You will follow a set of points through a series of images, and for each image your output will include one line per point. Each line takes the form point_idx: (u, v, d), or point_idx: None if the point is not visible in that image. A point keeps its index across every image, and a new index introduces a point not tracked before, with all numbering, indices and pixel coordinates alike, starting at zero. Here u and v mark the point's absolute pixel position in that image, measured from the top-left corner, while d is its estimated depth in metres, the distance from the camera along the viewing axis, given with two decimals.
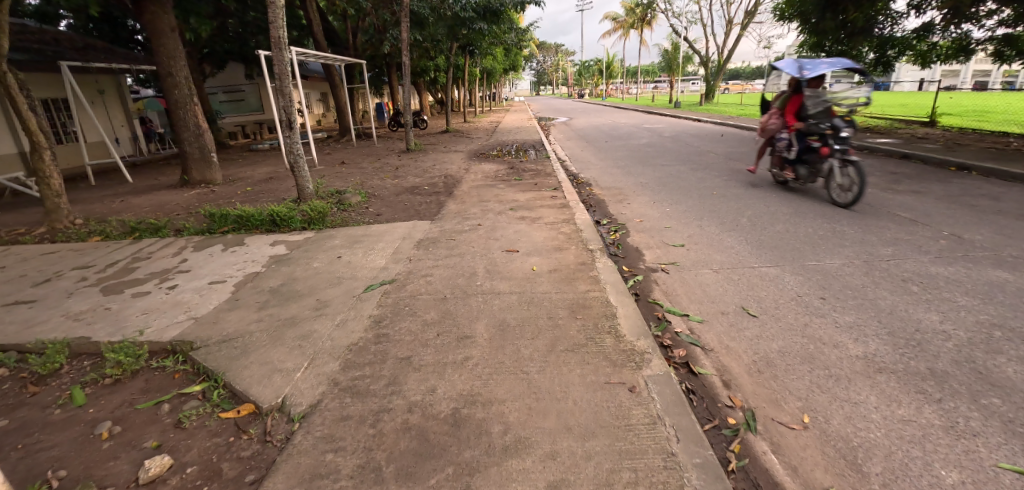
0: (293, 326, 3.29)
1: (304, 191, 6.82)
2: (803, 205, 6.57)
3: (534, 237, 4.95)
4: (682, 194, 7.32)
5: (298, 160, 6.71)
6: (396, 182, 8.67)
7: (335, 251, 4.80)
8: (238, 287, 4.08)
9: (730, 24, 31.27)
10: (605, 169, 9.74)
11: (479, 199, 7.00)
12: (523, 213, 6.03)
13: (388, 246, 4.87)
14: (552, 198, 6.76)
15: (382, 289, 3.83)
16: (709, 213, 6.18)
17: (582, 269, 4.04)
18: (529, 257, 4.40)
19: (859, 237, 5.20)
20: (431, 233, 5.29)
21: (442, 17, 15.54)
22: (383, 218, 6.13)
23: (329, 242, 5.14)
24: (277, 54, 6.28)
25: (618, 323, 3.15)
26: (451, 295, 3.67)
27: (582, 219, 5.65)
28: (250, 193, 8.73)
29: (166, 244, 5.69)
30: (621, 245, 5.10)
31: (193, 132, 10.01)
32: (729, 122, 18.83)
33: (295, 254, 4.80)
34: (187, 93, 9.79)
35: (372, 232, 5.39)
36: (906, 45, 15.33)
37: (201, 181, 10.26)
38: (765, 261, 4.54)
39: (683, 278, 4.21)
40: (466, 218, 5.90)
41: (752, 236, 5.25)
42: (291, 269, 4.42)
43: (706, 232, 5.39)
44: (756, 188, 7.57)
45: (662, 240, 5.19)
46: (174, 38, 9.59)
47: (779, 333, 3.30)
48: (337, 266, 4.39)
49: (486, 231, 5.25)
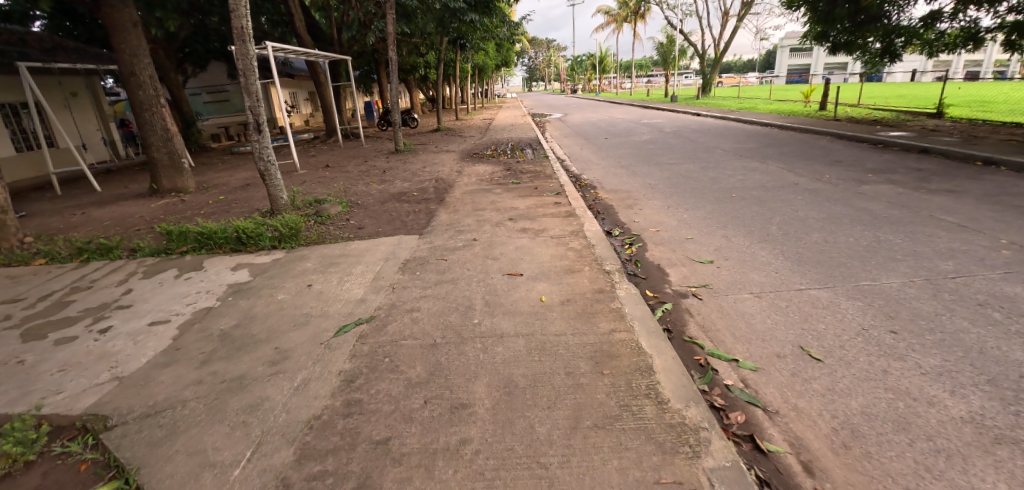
0: (239, 393, 2.58)
1: (278, 201, 6.08)
2: (835, 208, 5.91)
3: (539, 255, 4.25)
4: (698, 196, 6.65)
5: (270, 168, 5.95)
6: (382, 188, 7.95)
7: (306, 277, 4.09)
8: (183, 331, 3.37)
9: (726, 17, 30.56)
10: (609, 170, 9.06)
11: (474, 206, 6.28)
12: (524, 223, 5.32)
13: (368, 269, 4.16)
14: (555, 205, 6.04)
15: (358, 332, 3.12)
16: (732, 220, 5.50)
17: (600, 299, 3.34)
18: (534, 282, 3.69)
19: (910, 247, 4.53)
20: (419, 251, 4.56)
21: (430, 9, 14.70)
22: (364, 232, 5.40)
23: (300, 265, 4.41)
24: (240, 48, 5.52)
25: (657, 381, 2.45)
26: (442, 340, 2.96)
27: (592, 230, 4.94)
28: (222, 203, 7.99)
29: (114, 270, 4.95)
30: (640, 262, 4.40)
31: (161, 137, 9.21)
32: (730, 116, 18.22)
33: (258, 282, 4.09)
34: (153, 93, 8.98)
35: (351, 251, 4.65)
36: (913, 33, 14.67)
37: (172, 189, 9.45)
38: (814, 281, 3.87)
39: (721, 306, 3.52)
40: (459, 231, 5.19)
41: (789, 248, 4.58)
42: (251, 302, 3.71)
43: (734, 244, 4.72)
44: (777, 189, 6.89)
45: (686, 256, 4.50)
46: (137, 35, 8.79)
47: (857, 387, 2.61)
48: (307, 297, 3.69)
49: (482, 248, 4.53)
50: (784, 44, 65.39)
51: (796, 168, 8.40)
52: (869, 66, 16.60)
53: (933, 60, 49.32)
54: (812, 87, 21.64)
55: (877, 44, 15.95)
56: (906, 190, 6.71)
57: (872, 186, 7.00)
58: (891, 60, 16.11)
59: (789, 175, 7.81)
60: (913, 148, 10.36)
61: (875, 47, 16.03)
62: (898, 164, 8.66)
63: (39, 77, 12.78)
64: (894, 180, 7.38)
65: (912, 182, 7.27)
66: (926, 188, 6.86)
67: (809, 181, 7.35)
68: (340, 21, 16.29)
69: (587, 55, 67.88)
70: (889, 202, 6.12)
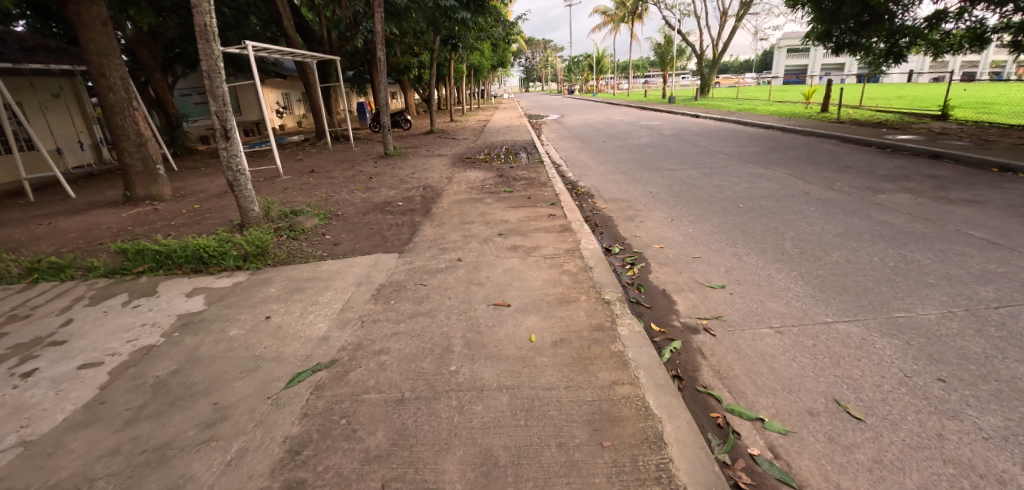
0: (160, 471, 2.11)
1: (249, 214, 5.60)
2: (852, 220, 5.47)
3: (529, 279, 3.77)
4: (703, 207, 6.19)
5: (240, 178, 5.47)
6: (367, 196, 7.48)
7: (265, 307, 3.60)
8: (114, 378, 2.89)
9: (724, 17, 30.13)
10: (606, 176, 8.61)
11: (462, 218, 5.82)
12: (515, 239, 4.86)
13: (337, 297, 3.68)
14: (550, 218, 5.58)
15: (314, 381, 2.65)
16: (743, 235, 5.06)
17: (599, 340, 2.87)
18: (522, 315, 3.22)
19: (942, 270, 4.10)
20: (396, 274, 4.08)
21: (422, 8, 14.23)
22: (340, 248, 4.92)
23: (261, 291, 3.92)
24: (203, 48, 5.04)
25: (668, 458, 2.00)
26: (411, 395, 2.48)
27: (590, 248, 4.48)
28: (196, 213, 7.49)
29: (61, 293, 4.46)
30: (643, 287, 3.94)
31: (134, 142, 8.69)
32: (730, 118, 17.79)
33: (209, 313, 3.60)
34: (125, 96, 8.47)
35: (321, 273, 4.17)
36: (917, 33, 14.35)
37: (146, 197, 8.93)
38: (839, 314, 3.43)
39: (738, 345, 3.07)
40: (443, 248, 4.72)
41: (808, 271, 4.13)
42: (198, 340, 3.23)
43: (747, 264, 4.28)
44: (787, 199, 6.44)
45: (695, 279, 4.04)
46: (107, 34, 8.30)
47: (909, 459, 2.17)
48: (262, 333, 3.22)
49: (466, 271, 4.05)
50: (783, 45, 65.25)
51: (804, 175, 7.97)
52: (872, 68, 16.22)
53: (930, 61, 49.14)
54: (813, 88, 21.27)
55: (881, 45, 15.59)
56: (925, 201, 6.29)
57: (889, 195, 6.57)
58: (894, 61, 15.71)
59: (797, 183, 7.38)
60: (922, 153, 9.98)
61: (878, 47, 15.66)
62: (910, 171, 8.25)
63: (12, 78, 12.20)
64: (911, 189, 6.96)
65: (928, 191, 6.84)
66: (945, 198, 6.44)
67: (820, 190, 6.92)
68: (329, 19, 15.79)
69: (586, 57, 67.14)
70: (909, 215, 5.69)
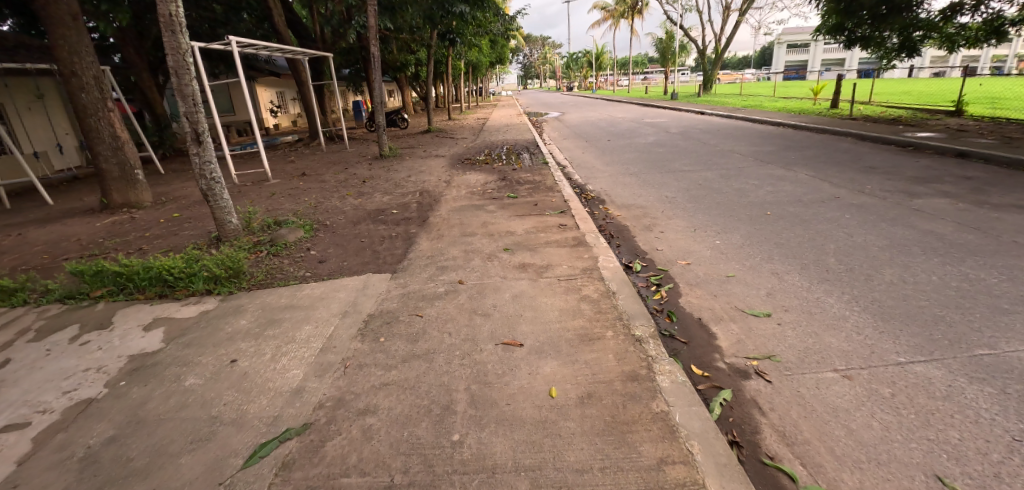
0: None
1: (225, 226, 5.05)
2: (894, 230, 4.93)
3: (544, 309, 3.22)
4: (726, 215, 5.65)
5: (214, 186, 4.91)
6: (359, 202, 6.93)
7: (231, 348, 3.05)
8: (36, 449, 2.33)
9: (727, 12, 29.50)
10: (616, 179, 8.05)
11: (462, 229, 5.27)
12: (523, 255, 4.31)
13: (317, 332, 3.13)
14: (560, 228, 5.03)
15: (280, 457, 2.10)
16: (778, 248, 4.51)
17: (635, 396, 2.33)
18: (538, 359, 2.67)
19: (1016, 291, 3.53)
20: (387, 301, 3.53)
21: (417, 2, 13.62)
22: (325, 266, 4.35)
23: (229, 324, 3.36)
24: (169, 41, 4.46)
25: None
26: (403, 480, 1.93)
27: (610, 267, 3.93)
28: (174, 223, 6.93)
29: (5, 323, 3.89)
30: (675, 314, 3.40)
31: (109, 145, 8.10)
32: (738, 115, 17.25)
33: (166, 356, 3.05)
34: (99, 96, 7.89)
35: (302, 299, 3.62)
36: (932, 26, 13.76)
37: (124, 204, 8.34)
38: (912, 352, 2.88)
39: (801, 397, 2.51)
40: (442, 266, 4.17)
41: (863, 294, 3.59)
42: (147, 394, 2.69)
43: (790, 286, 3.75)
44: (817, 205, 5.89)
45: (735, 305, 3.49)
46: (78, 31, 7.71)
47: None
48: (224, 385, 2.68)
49: (469, 297, 3.48)
50: (782, 40, 64.67)
51: (828, 177, 7.42)
52: (885, 62, 15.61)
53: (933, 55, 48.46)
54: (820, 84, 20.70)
55: (894, 38, 14.99)
56: (967, 205, 5.74)
57: (927, 200, 6.02)
58: (908, 56, 15.06)
59: (824, 186, 6.83)
60: (947, 151, 9.44)
61: (891, 41, 15.05)
62: (941, 171, 7.71)
63: None
64: (948, 192, 6.40)
65: (968, 194, 6.29)
66: (988, 202, 5.89)
67: (850, 194, 6.38)
68: (320, 15, 15.14)
69: (585, 53, 66.44)
70: (955, 222, 5.12)
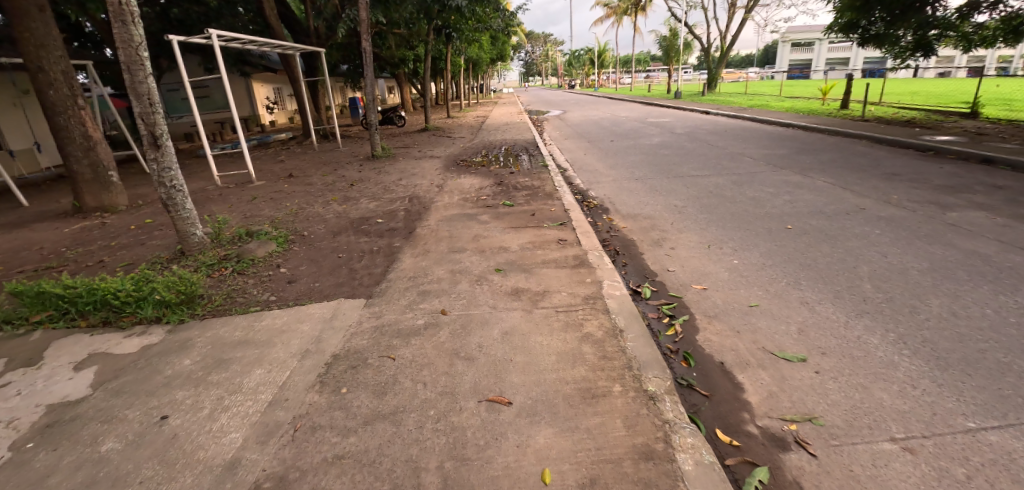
0: None
1: (188, 239, 4.54)
2: (931, 250, 4.43)
3: (539, 352, 2.73)
4: (742, 229, 5.16)
5: (175, 195, 4.42)
6: (344, 209, 6.43)
7: (166, 399, 2.55)
8: None
9: (733, 9, 28.85)
10: (621, 184, 7.55)
11: (451, 242, 4.78)
12: (518, 277, 3.81)
13: (269, 379, 2.63)
14: (560, 244, 4.55)
15: None
16: (804, 271, 4.02)
17: (650, 484, 1.84)
18: (530, 424, 2.18)
19: None
20: (358, 336, 3.03)
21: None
22: (293, 288, 3.85)
23: (170, 366, 2.86)
24: (119, 33, 3.96)
25: None
26: None
27: (614, 295, 3.42)
28: (145, 230, 6.43)
29: None
30: (692, 357, 2.92)
31: (81, 146, 7.60)
32: (745, 115, 16.72)
33: (88, 409, 2.55)
34: (68, 94, 7.39)
35: (260, 333, 3.13)
36: (948, 25, 13.13)
37: (97, 208, 7.83)
38: (982, 414, 2.39)
39: (855, 480, 2.02)
40: (426, 290, 3.68)
41: (910, 334, 3.10)
42: (52, 463, 2.18)
43: (824, 322, 3.26)
44: (841, 218, 5.39)
45: (763, 346, 2.99)
46: (47, 23, 7.21)
47: None
48: (145, 454, 2.18)
49: (452, 333, 2.99)
50: (785, 39, 63.93)
51: (849, 185, 6.92)
52: (900, 61, 15.00)
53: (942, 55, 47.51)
54: (829, 84, 20.12)
55: (909, 37, 14.36)
56: (1007, 220, 5.22)
57: (962, 213, 5.51)
58: (923, 55, 14.44)
59: (846, 195, 6.33)
60: (970, 157, 8.93)
61: (905, 39, 14.45)
62: (969, 180, 7.20)
63: None
64: (983, 204, 5.89)
65: (1005, 206, 5.76)
66: None
67: (877, 205, 5.88)
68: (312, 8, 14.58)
69: (586, 51, 65.75)
70: (998, 241, 4.61)
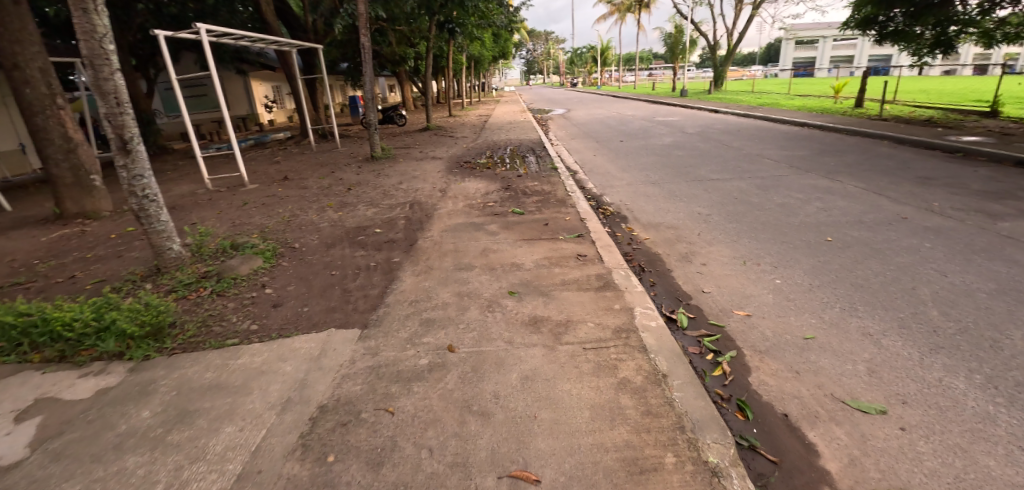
0: None
1: (164, 255, 4.07)
2: (994, 267, 3.94)
3: (568, 406, 2.26)
4: (777, 241, 4.67)
5: (148, 206, 3.95)
6: (340, 216, 5.95)
7: (114, 469, 2.07)
8: None
9: (740, 6, 28.30)
10: (637, 189, 7.06)
11: (457, 258, 4.30)
12: (534, 302, 3.34)
13: (240, 442, 2.15)
14: (579, 261, 4.07)
15: None
16: (858, 294, 3.54)
17: None
18: None
19: None
20: (351, 380, 2.56)
21: None
22: (278, 314, 3.37)
23: (126, 421, 2.37)
24: (80, 24, 3.50)
25: None
26: None
27: (649, 326, 2.95)
28: (124, 240, 5.94)
29: None
30: (749, 407, 2.45)
31: (61, 147, 7.13)
32: (757, 114, 16.19)
33: (20, 480, 2.06)
34: (47, 92, 6.93)
35: (234, 376, 2.65)
36: (969, 21, 12.57)
37: (78, 214, 7.34)
38: None
39: None
40: (431, 318, 3.21)
41: (1001, 375, 2.61)
42: None
43: (896, 361, 2.78)
44: (884, 228, 4.90)
45: (833, 395, 2.51)
46: (22, 16, 6.75)
47: None
48: None
49: (462, 376, 2.52)
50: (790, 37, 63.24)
51: (883, 190, 6.43)
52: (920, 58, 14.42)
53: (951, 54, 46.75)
54: (841, 82, 19.58)
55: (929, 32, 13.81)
56: None
57: (1014, 223, 5.01)
58: (944, 52, 13.85)
59: (883, 202, 5.84)
60: (1003, 158, 8.44)
61: (925, 35, 13.87)
62: (1010, 184, 6.70)
63: None
64: None
65: None
66: None
67: (919, 213, 5.39)
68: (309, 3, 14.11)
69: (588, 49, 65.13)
70: None
